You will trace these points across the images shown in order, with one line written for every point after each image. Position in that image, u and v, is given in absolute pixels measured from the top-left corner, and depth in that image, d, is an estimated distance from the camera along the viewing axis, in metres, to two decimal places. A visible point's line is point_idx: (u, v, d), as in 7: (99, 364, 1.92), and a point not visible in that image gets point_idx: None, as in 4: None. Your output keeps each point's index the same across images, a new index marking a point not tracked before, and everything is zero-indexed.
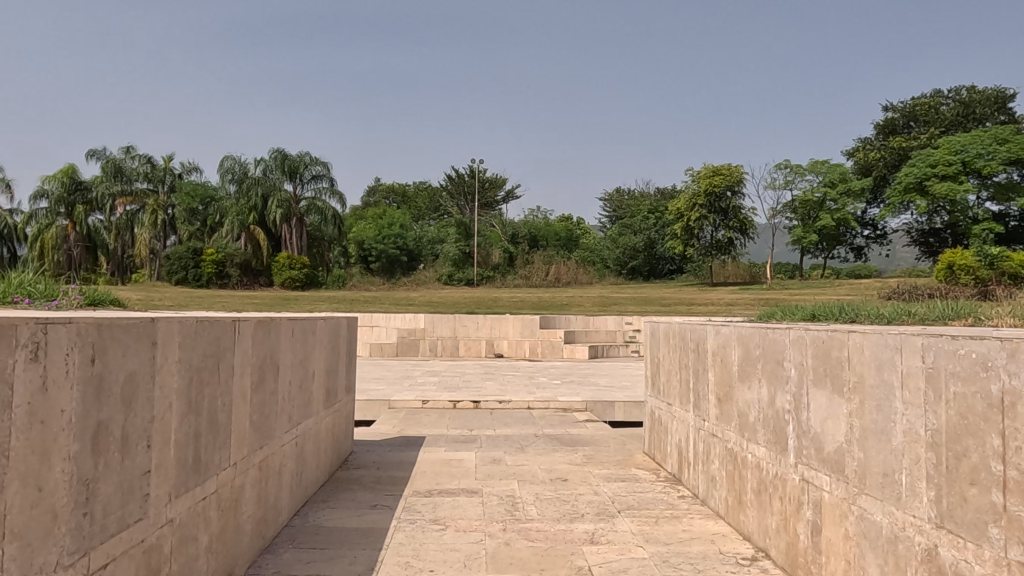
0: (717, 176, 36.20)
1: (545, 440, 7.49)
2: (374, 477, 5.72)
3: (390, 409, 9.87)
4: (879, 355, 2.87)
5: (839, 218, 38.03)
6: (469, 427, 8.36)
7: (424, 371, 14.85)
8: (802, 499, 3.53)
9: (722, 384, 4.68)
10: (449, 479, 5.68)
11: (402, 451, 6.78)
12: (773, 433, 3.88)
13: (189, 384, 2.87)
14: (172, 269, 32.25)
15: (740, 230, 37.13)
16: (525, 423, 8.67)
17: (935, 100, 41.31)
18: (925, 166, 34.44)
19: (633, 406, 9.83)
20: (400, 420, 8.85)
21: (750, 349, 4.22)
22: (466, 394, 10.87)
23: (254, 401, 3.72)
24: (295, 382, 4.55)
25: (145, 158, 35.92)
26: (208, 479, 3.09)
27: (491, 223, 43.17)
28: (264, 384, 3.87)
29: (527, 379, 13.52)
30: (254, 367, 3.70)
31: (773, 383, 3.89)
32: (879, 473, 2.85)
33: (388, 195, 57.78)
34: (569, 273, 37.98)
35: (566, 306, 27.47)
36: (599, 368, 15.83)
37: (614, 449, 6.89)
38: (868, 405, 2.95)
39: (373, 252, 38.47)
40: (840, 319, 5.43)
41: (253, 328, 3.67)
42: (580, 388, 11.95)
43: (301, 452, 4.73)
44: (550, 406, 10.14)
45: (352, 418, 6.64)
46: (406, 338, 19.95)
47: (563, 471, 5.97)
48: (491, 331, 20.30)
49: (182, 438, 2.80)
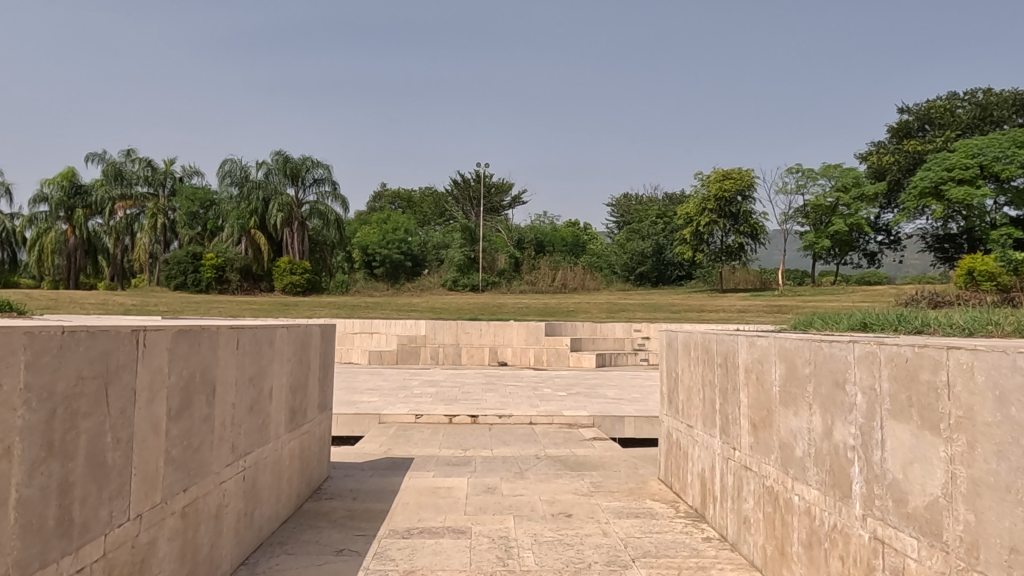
0: (728, 180, 35.52)
1: (549, 462, 6.70)
2: (347, 511, 4.93)
3: (380, 424, 9.09)
4: (1000, 381, 2.05)
5: (853, 223, 37.10)
6: (464, 446, 7.57)
7: (422, 381, 14.07)
8: (875, 564, 2.73)
9: (758, 409, 3.89)
10: (435, 513, 4.89)
11: (385, 476, 5.99)
12: (829, 473, 3.09)
13: (50, 418, 2.09)
14: (171, 274, 31.75)
15: (751, 235, 36.25)
16: (526, 441, 7.88)
17: (951, 103, 40.35)
18: (941, 170, 33.61)
19: (644, 421, 9.02)
20: (390, 438, 8.06)
21: (795, 366, 3.43)
22: (463, 407, 10.07)
23: (173, 433, 2.93)
24: (244, 406, 3.79)
25: (145, 162, 35.15)
26: (88, 545, 2.30)
27: (497, 228, 42.35)
28: (191, 409, 3.10)
29: (531, 388, 12.76)
30: (174, 390, 2.92)
31: (828, 411, 3.10)
32: (1002, 547, 2.04)
33: (393, 200, 57.32)
34: (575, 278, 37.11)
35: (572, 313, 26.68)
36: (607, 378, 15.02)
37: (624, 475, 6.09)
38: (979, 449, 2.14)
39: (377, 257, 37.87)
40: (896, 331, 4.67)
41: (169, 340, 2.88)
42: (587, 400, 11.14)
43: (252, 487, 3.95)
44: (554, 421, 9.33)
45: (328, 438, 5.89)
46: (406, 346, 19.16)
47: (568, 503, 5.17)
48: (495, 337, 19.52)
49: (33, 494, 2.01)
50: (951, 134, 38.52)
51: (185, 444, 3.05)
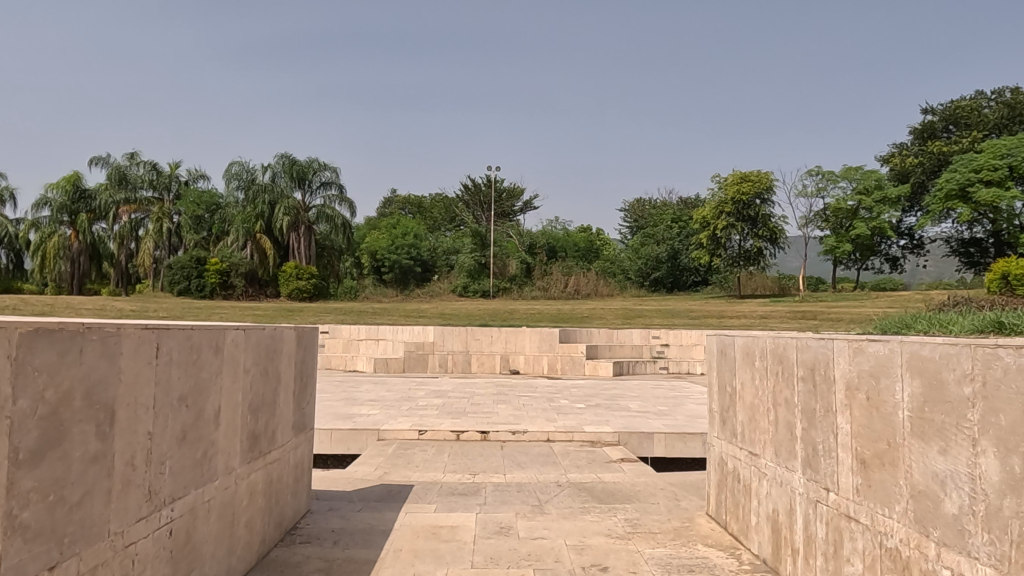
0: (746, 182, 34.34)
1: (572, 492, 5.66)
2: (323, 563, 3.90)
3: (378, 441, 8.08)
4: None
5: (875, 227, 35.84)
6: (472, 469, 6.54)
7: (430, 391, 13.00)
8: None
9: (867, 438, 2.88)
10: (435, 565, 3.89)
11: (378, 510, 4.97)
12: (1017, 549, 2.03)
13: None
14: (175, 279, 30.55)
15: (770, 240, 34.96)
16: (544, 464, 6.83)
17: (977, 102, 39.14)
18: (968, 171, 32.31)
19: (676, 439, 7.96)
20: (388, 458, 7.03)
21: (943, 384, 2.39)
22: (472, 422, 9.02)
23: (26, 485, 1.94)
24: (172, 435, 2.81)
25: (150, 165, 33.84)
26: None
27: (508, 233, 41.24)
28: (62, 453, 2.08)
29: (547, 400, 11.69)
30: (23, 414, 1.91)
31: (1014, 449, 2.05)
32: None
33: (403, 206, 56.70)
34: (588, 284, 35.96)
35: (587, 319, 25.68)
36: (628, 388, 13.97)
37: (665, 511, 5.05)
38: None
39: (386, 263, 36.89)
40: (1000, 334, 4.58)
41: (9, 342, 1.87)
42: (609, 414, 10.07)
43: (184, 544, 2.94)
44: (574, 438, 8.29)
45: (308, 464, 4.91)
46: (414, 353, 18.11)
47: (601, 552, 4.12)
48: (507, 345, 18.50)
49: None
50: (978, 134, 37.24)
51: (52, 500, 2.05)
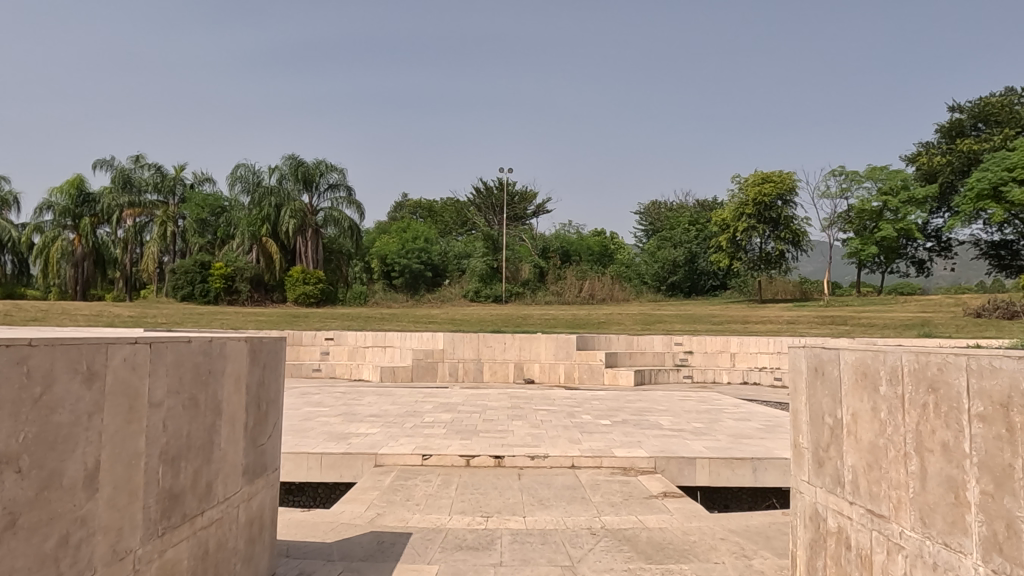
0: (767, 183, 32.96)
1: (612, 543, 4.48)
2: None
3: (374, 467, 6.93)
4: None
5: (902, 228, 34.32)
6: (484, 508, 5.36)
7: (438, 405, 11.83)
8: None
9: None
10: None
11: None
12: None
13: None
14: (177, 284, 29.41)
15: (792, 242, 33.65)
16: (570, 500, 5.66)
17: (1007, 99, 37.68)
18: (1001, 170, 30.66)
19: (723, 465, 6.75)
20: (383, 493, 5.86)
21: None
22: (485, 443, 7.84)
23: None
24: None
25: (155, 167, 33.15)
26: None
27: (521, 237, 39.98)
28: None
29: (568, 416, 10.49)
30: None
31: None
32: None
33: (414, 211, 55.67)
34: (603, 288, 34.52)
35: (604, 325, 24.42)
36: (654, 400, 12.78)
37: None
38: None
39: (396, 267, 35.76)
40: None
41: None
42: (639, 433, 8.88)
43: None
44: (603, 465, 7.10)
45: (270, 518, 3.77)
46: (422, 362, 16.96)
47: None
48: (520, 351, 17.30)
49: None
50: (1009, 132, 35.70)
51: None
